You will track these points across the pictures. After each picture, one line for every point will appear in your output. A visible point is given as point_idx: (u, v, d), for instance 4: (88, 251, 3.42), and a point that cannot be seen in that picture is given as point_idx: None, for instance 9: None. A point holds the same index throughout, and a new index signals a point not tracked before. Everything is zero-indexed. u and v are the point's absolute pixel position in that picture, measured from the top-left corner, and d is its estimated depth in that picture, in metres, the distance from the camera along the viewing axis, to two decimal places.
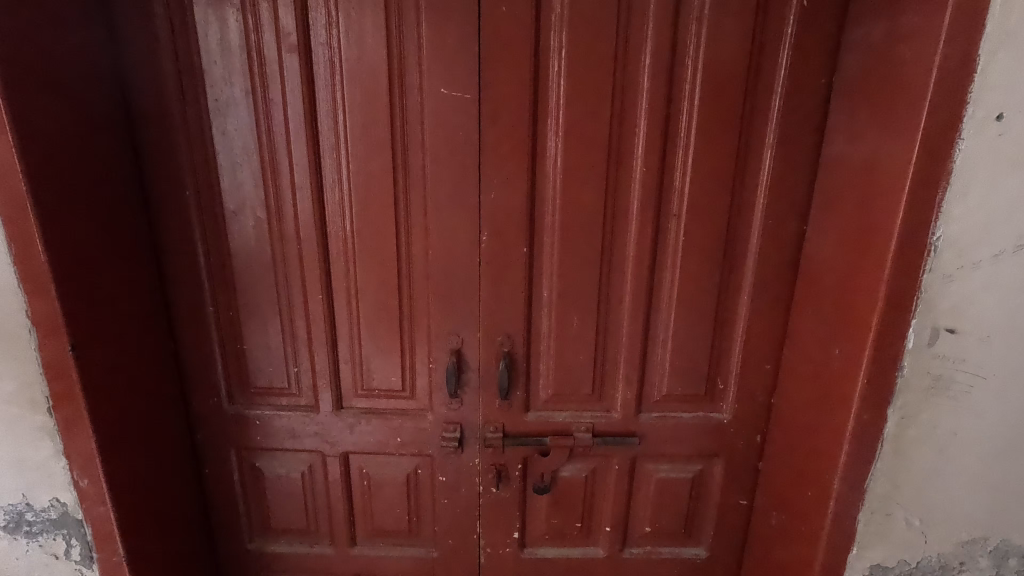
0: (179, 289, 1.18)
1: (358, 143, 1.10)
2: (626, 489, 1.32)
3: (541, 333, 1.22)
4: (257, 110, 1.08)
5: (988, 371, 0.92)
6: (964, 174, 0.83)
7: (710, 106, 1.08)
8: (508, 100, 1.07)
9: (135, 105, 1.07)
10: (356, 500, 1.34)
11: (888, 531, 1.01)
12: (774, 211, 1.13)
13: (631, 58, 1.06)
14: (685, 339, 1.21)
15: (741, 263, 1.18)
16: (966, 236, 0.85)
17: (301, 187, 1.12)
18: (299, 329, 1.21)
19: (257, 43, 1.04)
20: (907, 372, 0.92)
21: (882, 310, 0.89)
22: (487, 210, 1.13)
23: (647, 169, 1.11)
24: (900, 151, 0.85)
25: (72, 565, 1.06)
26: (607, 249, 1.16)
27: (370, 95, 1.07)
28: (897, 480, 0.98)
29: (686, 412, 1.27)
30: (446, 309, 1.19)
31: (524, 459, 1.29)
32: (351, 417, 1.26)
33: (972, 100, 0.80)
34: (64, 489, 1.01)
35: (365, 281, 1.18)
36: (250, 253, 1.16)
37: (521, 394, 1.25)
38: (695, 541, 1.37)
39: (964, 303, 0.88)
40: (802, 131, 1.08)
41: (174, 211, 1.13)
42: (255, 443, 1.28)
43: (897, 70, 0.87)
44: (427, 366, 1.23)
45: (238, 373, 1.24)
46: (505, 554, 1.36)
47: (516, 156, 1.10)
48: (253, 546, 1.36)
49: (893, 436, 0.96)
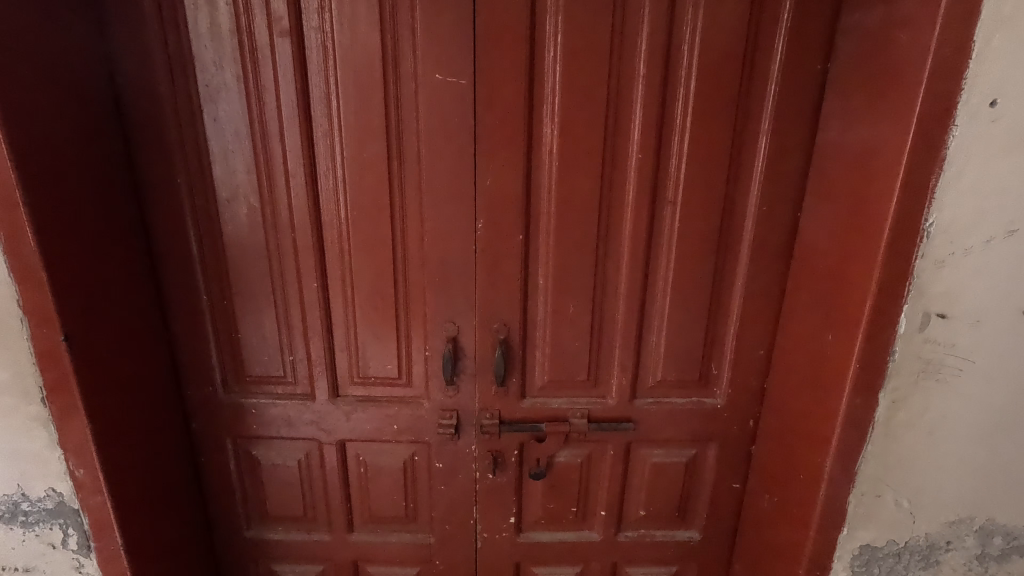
0: (171, 277, 1.17)
1: (352, 130, 1.09)
2: (621, 473, 1.33)
3: (537, 320, 1.22)
4: (249, 96, 1.06)
5: (977, 355, 0.93)
6: (958, 160, 0.83)
7: (706, 91, 1.07)
8: (504, 85, 1.06)
9: (123, 89, 1.05)
10: (353, 487, 1.34)
11: (878, 512, 1.03)
12: (768, 198, 1.13)
13: (627, 44, 1.05)
14: (679, 325, 1.22)
15: (735, 251, 1.18)
16: (958, 222, 0.86)
17: (295, 174, 1.11)
18: (295, 318, 1.21)
19: (248, 27, 1.03)
20: (899, 356, 0.93)
21: (876, 295, 0.90)
22: (483, 198, 1.13)
23: (643, 156, 1.11)
24: (895, 137, 0.86)
25: (69, 554, 1.05)
26: (603, 235, 1.16)
27: (365, 81, 1.06)
28: (887, 462, 1.00)
29: (680, 398, 1.28)
30: (443, 296, 1.19)
31: (521, 445, 1.30)
32: (347, 405, 1.26)
33: (967, 86, 0.80)
34: (60, 479, 1.01)
35: (360, 269, 1.17)
36: (243, 241, 1.15)
37: (517, 380, 1.25)
38: (688, 524, 1.39)
39: (955, 288, 0.90)
40: (796, 117, 1.09)
41: (166, 200, 1.12)
42: (251, 432, 1.28)
43: (892, 57, 0.88)
44: (423, 354, 1.24)
45: (234, 363, 1.24)
46: (501, 539, 1.38)
47: (512, 143, 1.09)
48: (251, 534, 1.37)
49: (884, 419, 0.97)
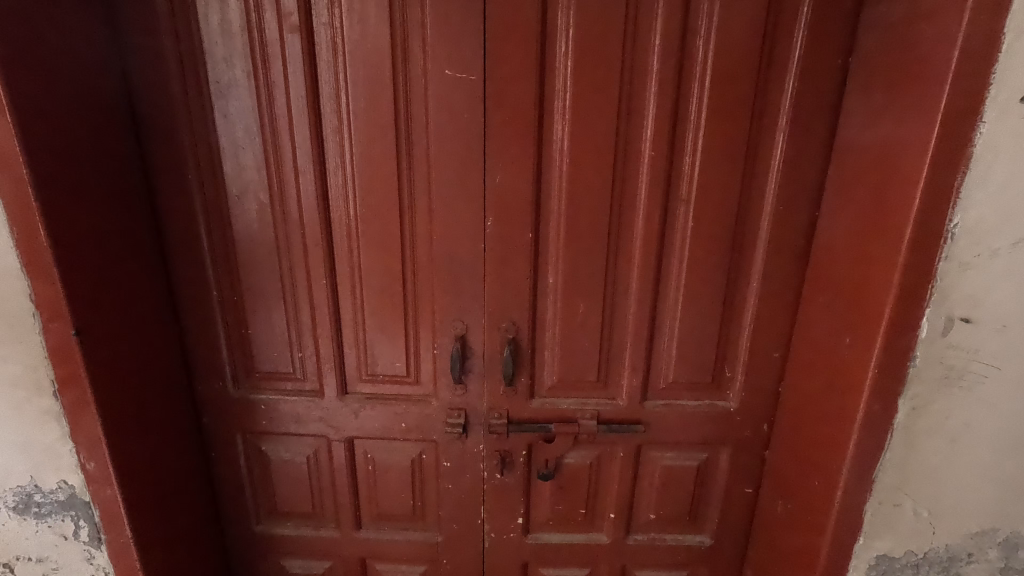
0: (183, 273, 1.17)
1: (361, 126, 1.08)
2: (631, 475, 1.31)
3: (547, 320, 1.21)
4: (258, 92, 1.06)
5: (1003, 361, 0.90)
6: (985, 158, 0.80)
7: (721, 87, 1.05)
8: (514, 81, 1.05)
9: (135, 85, 1.06)
10: (361, 484, 1.34)
11: (896, 522, 1.00)
12: (785, 198, 1.10)
13: (641, 39, 1.03)
14: (691, 327, 1.20)
15: (751, 251, 1.15)
16: (985, 223, 0.83)
17: (304, 171, 1.11)
18: (304, 315, 1.21)
19: (259, 23, 1.02)
20: (920, 362, 0.90)
21: (897, 298, 0.87)
22: (492, 196, 1.11)
23: (656, 154, 1.09)
24: (919, 134, 0.83)
25: (80, 546, 1.07)
26: (614, 234, 1.14)
27: (374, 77, 1.05)
28: (906, 470, 0.97)
29: (692, 400, 1.26)
30: (452, 295, 1.18)
31: (529, 445, 1.29)
32: (355, 402, 1.26)
33: (996, 81, 0.77)
34: (71, 471, 1.02)
35: (369, 267, 1.17)
36: (253, 237, 1.15)
37: (526, 380, 1.24)
38: (699, 529, 1.36)
39: (981, 292, 0.86)
40: (816, 114, 1.05)
41: (177, 196, 1.12)
42: (261, 428, 1.28)
43: (917, 50, 0.84)
44: (431, 352, 1.23)
45: (244, 359, 1.25)
46: (509, 540, 1.37)
47: (523, 139, 1.08)
48: (260, 529, 1.38)
49: (904, 427, 0.94)
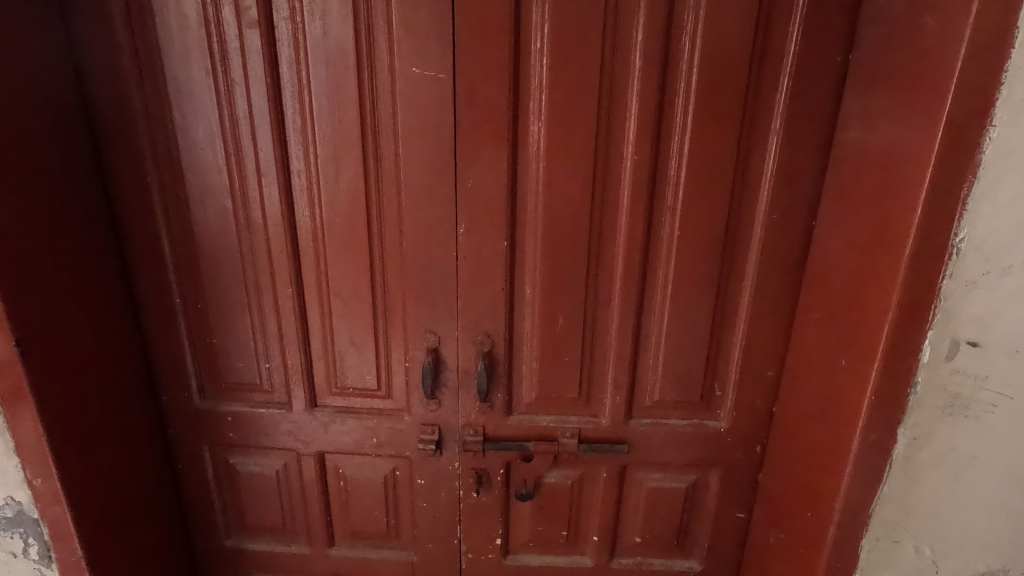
0: (143, 279, 1.13)
1: (326, 128, 1.02)
2: (615, 497, 1.24)
3: (525, 332, 1.14)
4: (218, 92, 1.01)
5: (1015, 390, 0.81)
6: (995, 167, 0.72)
7: (709, 86, 0.97)
8: (486, 80, 0.98)
9: (90, 85, 1.01)
10: (333, 500, 1.29)
11: (895, 559, 0.92)
12: (778, 205, 1.02)
13: (621, 34, 0.95)
14: (678, 342, 1.12)
15: (741, 262, 1.08)
16: (995, 238, 0.74)
17: (268, 175, 1.05)
18: (270, 324, 1.15)
19: (216, 18, 0.97)
20: (921, 388, 0.82)
21: (895, 319, 0.79)
22: (465, 202, 1.05)
23: (639, 159, 1.02)
24: (921, 139, 0.75)
25: (31, 563, 1.03)
26: (595, 243, 1.07)
27: (338, 76, 0.99)
28: (907, 505, 0.89)
29: (680, 419, 1.18)
30: (424, 306, 1.11)
31: (506, 463, 1.22)
32: (325, 416, 1.21)
33: (1007, 80, 0.69)
34: (18, 488, 0.98)
35: (337, 275, 1.11)
36: (215, 243, 1.10)
37: (502, 396, 1.17)
38: (688, 553, 1.29)
39: (990, 314, 0.78)
40: (812, 115, 0.97)
41: (135, 200, 1.08)
42: (229, 440, 1.23)
43: (920, 46, 0.76)
44: (403, 364, 1.17)
45: (209, 369, 1.20)
46: (487, 561, 1.30)
47: (496, 141, 1.01)
48: (230, 543, 1.33)
49: (903, 458, 0.86)
